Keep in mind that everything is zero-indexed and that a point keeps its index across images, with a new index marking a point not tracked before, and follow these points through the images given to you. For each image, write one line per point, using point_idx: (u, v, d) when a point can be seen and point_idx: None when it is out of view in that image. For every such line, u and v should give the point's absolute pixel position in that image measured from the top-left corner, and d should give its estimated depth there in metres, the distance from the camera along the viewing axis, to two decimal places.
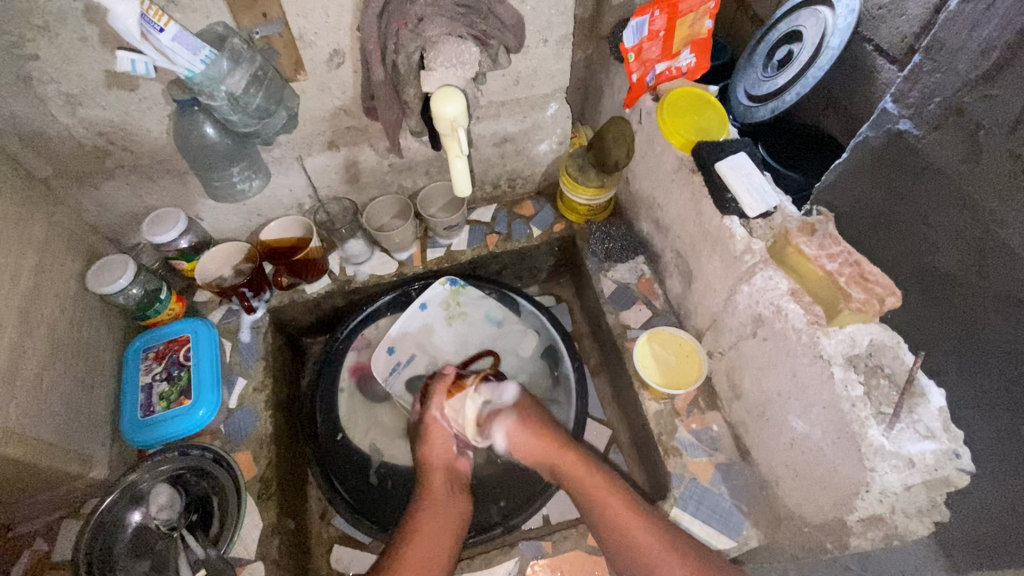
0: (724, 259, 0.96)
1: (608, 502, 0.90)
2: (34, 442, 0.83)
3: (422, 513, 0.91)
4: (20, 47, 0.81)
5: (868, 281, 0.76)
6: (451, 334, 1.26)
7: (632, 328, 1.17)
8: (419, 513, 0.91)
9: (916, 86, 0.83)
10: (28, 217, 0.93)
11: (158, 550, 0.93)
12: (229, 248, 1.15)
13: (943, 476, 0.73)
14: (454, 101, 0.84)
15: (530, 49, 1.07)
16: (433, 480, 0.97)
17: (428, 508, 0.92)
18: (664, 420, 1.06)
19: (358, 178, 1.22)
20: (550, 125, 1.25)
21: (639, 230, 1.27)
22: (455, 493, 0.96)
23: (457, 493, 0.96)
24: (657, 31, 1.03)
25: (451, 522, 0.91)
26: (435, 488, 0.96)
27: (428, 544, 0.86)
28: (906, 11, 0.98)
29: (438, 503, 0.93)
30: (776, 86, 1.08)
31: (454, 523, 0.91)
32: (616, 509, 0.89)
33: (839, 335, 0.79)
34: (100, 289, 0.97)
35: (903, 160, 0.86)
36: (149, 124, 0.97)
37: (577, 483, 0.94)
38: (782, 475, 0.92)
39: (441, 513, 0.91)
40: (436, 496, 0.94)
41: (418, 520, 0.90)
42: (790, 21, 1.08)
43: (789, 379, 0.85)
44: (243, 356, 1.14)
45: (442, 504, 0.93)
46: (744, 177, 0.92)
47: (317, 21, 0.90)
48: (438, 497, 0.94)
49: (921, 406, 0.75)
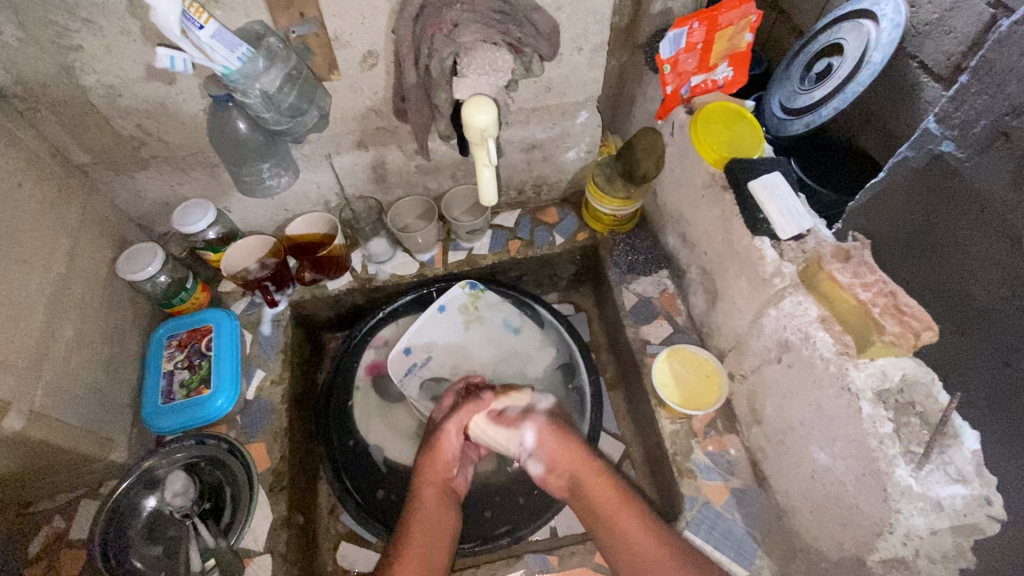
0: (752, 281, 0.94)
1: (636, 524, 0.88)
2: (59, 424, 0.85)
3: (413, 525, 0.89)
4: (64, 37, 0.83)
5: (903, 313, 0.73)
6: (467, 338, 1.25)
7: (652, 343, 1.15)
8: (413, 526, 0.89)
9: (961, 107, 0.76)
10: (64, 203, 0.95)
11: (170, 536, 0.94)
12: (255, 241, 1.16)
13: (973, 523, 0.69)
14: (485, 111, 0.84)
15: (564, 57, 1.06)
16: (428, 491, 0.94)
17: (420, 523, 0.90)
18: (680, 440, 1.04)
19: (384, 178, 1.23)
20: (580, 133, 1.24)
21: (664, 244, 1.25)
22: (449, 504, 0.95)
23: (450, 506, 0.95)
24: (695, 43, 1.01)
25: (444, 537, 0.90)
26: (429, 502, 0.93)
27: (423, 557, 0.85)
28: (953, 28, 0.95)
29: (432, 515, 0.91)
30: (813, 100, 1.05)
31: (447, 535, 0.90)
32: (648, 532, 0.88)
33: (869, 368, 0.76)
34: (129, 276, 0.99)
35: (942, 183, 0.81)
36: (183, 117, 0.98)
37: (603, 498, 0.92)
38: (800, 506, 0.89)
39: (435, 526, 0.90)
40: (429, 505, 0.93)
41: (409, 534, 0.88)
42: (830, 33, 1.04)
43: (813, 409, 0.83)
44: (262, 349, 1.16)
45: (436, 515, 0.91)
46: (778, 198, 0.89)
47: (352, 22, 0.90)
48: (431, 506, 0.92)
49: (953, 448, 0.72)
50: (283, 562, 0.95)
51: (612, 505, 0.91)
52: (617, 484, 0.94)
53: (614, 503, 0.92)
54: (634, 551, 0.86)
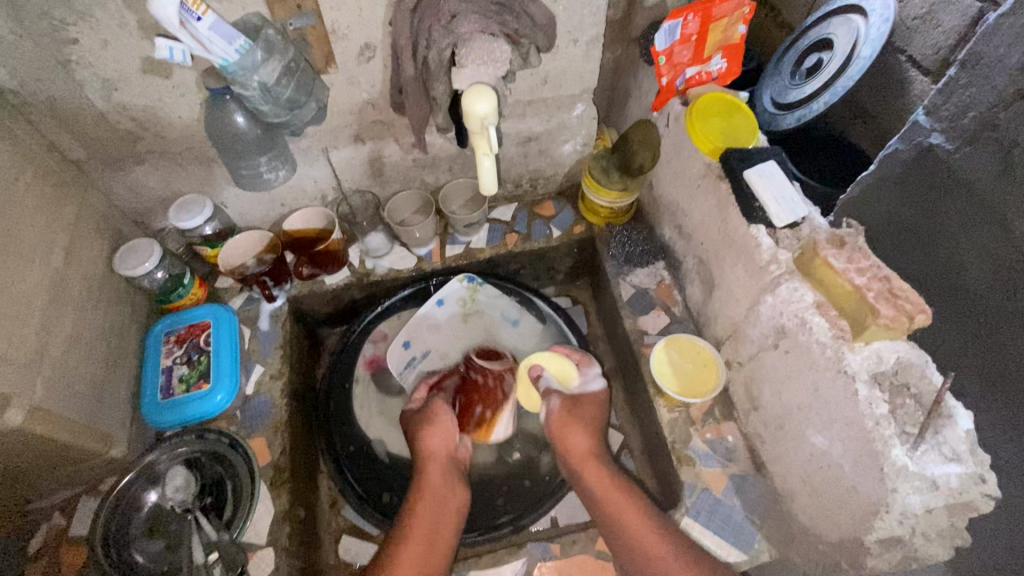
0: (749, 269, 0.95)
1: (635, 515, 0.91)
2: (59, 419, 0.84)
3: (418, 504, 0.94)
4: (60, 30, 0.82)
5: (897, 297, 0.75)
6: (467, 330, 1.26)
7: (649, 334, 1.16)
8: (418, 505, 0.93)
9: (951, 100, 0.75)
10: (61, 198, 0.95)
11: (172, 530, 0.94)
12: (252, 237, 1.16)
13: (967, 500, 0.71)
14: (484, 100, 0.85)
15: (560, 49, 1.07)
16: (438, 464, 0.99)
17: (426, 500, 0.94)
18: (678, 428, 1.05)
19: (381, 173, 1.23)
20: (576, 126, 1.25)
21: (660, 235, 1.26)
22: (453, 481, 0.99)
23: (456, 482, 0.99)
24: (689, 34, 1.03)
25: (450, 515, 0.94)
26: (432, 479, 0.97)
27: (425, 535, 0.89)
28: (942, 22, 0.95)
29: (437, 495, 0.95)
30: (804, 94, 1.06)
31: (450, 514, 0.94)
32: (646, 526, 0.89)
33: (864, 351, 0.77)
34: (127, 272, 0.99)
35: (931, 175, 0.80)
36: (181, 111, 0.98)
37: (608, 497, 0.94)
38: (797, 490, 0.90)
39: (439, 504, 0.94)
40: (434, 483, 0.97)
41: (416, 510, 0.93)
42: (820, 29, 1.06)
43: (810, 393, 0.84)
44: (261, 344, 1.16)
45: (440, 494, 0.96)
46: (774, 186, 0.91)
47: (350, 14, 0.90)
48: (436, 484, 0.97)
49: (948, 428, 0.73)
50: (286, 555, 0.95)
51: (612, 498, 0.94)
52: (616, 479, 0.97)
53: (612, 494, 0.94)
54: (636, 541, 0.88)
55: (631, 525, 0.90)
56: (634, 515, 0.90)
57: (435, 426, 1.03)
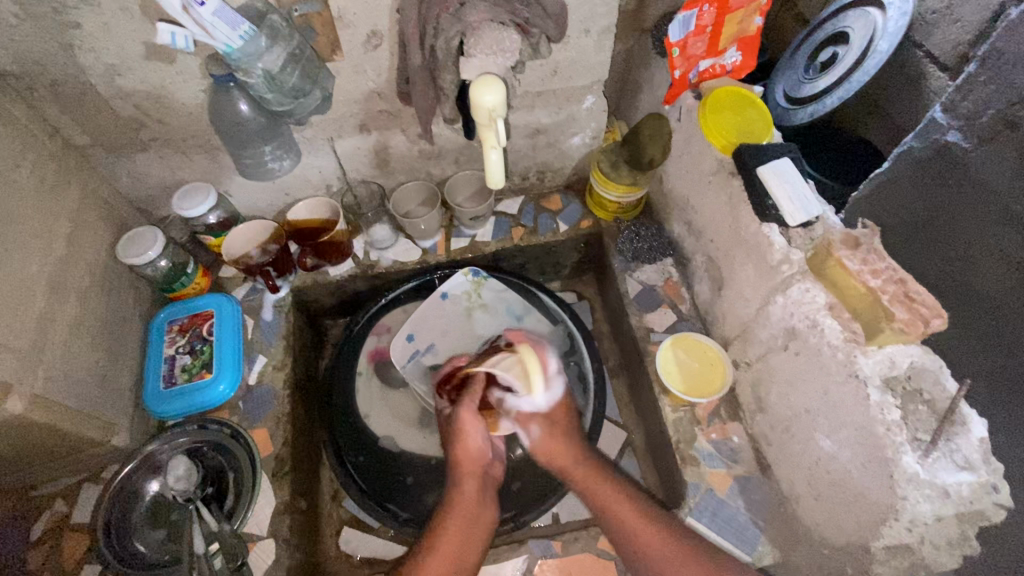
0: (759, 268, 0.93)
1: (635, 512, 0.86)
2: (59, 409, 0.84)
3: (450, 519, 0.86)
4: (61, 13, 0.81)
5: (914, 301, 0.72)
6: (470, 325, 1.23)
7: (655, 331, 1.15)
8: (448, 517, 0.86)
9: (968, 97, 0.72)
10: (63, 183, 0.94)
11: (173, 520, 0.95)
12: (256, 226, 1.14)
13: (978, 510, 0.69)
14: (492, 91, 0.83)
15: (571, 40, 1.04)
16: (470, 474, 0.91)
17: (456, 513, 0.87)
18: (683, 428, 1.04)
19: (387, 163, 1.21)
20: (585, 118, 1.22)
21: (669, 231, 1.23)
22: (485, 497, 0.91)
23: (489, 498, 0.92)
24: (704, 26, 1.00)
25: (479, 531, 0.86)
26: (467, 492, 0.90)
27: (452, 554, 0.82)
28: (962, 16, 0.91)
29: (468, 510, 0.87)
30: (816, 89, 1.04)
31: (483, 528, 0.87)
32: (656, 532, 0.83)
33: (877, 355, 0.76)
34: (130, 260, 0.98)
35: (948, 175, 0.77)
36: (184, 97, 0.97)
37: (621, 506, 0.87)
38: (803, 493, 0.89)
39: (471, 521, 0.86)
40: (466, 495, 0.89)
41: (444, 525, 0.85)
42: (836, 22, 1.02)
43: (819, 397, 0.83)
44: (264, 335, 1.15)
45: (473, 508, 0.88)
46: (787, 184, 0.88)
47: (356, 1, 0.88)
48: (468, 496, 0.89)
49: (960, 437, 0.72)
50: (286, 548, 0.95)
51: (621, 507, 0.86)
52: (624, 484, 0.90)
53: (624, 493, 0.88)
54: (645, 555, 0.82)
55: (644, 531, 0.84)
56: (636, 514, 0.85)
57: (470, 430, 0.92)
